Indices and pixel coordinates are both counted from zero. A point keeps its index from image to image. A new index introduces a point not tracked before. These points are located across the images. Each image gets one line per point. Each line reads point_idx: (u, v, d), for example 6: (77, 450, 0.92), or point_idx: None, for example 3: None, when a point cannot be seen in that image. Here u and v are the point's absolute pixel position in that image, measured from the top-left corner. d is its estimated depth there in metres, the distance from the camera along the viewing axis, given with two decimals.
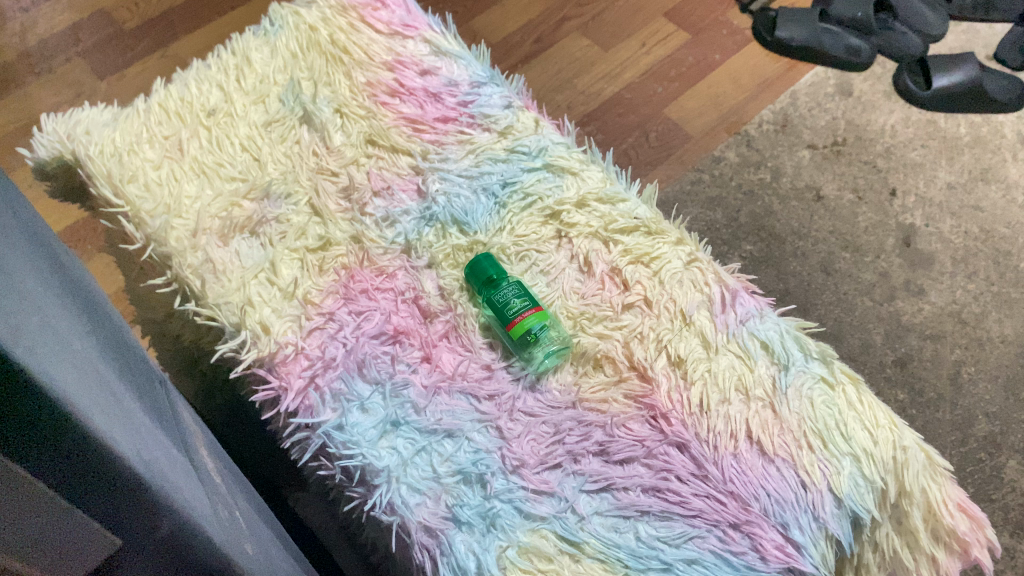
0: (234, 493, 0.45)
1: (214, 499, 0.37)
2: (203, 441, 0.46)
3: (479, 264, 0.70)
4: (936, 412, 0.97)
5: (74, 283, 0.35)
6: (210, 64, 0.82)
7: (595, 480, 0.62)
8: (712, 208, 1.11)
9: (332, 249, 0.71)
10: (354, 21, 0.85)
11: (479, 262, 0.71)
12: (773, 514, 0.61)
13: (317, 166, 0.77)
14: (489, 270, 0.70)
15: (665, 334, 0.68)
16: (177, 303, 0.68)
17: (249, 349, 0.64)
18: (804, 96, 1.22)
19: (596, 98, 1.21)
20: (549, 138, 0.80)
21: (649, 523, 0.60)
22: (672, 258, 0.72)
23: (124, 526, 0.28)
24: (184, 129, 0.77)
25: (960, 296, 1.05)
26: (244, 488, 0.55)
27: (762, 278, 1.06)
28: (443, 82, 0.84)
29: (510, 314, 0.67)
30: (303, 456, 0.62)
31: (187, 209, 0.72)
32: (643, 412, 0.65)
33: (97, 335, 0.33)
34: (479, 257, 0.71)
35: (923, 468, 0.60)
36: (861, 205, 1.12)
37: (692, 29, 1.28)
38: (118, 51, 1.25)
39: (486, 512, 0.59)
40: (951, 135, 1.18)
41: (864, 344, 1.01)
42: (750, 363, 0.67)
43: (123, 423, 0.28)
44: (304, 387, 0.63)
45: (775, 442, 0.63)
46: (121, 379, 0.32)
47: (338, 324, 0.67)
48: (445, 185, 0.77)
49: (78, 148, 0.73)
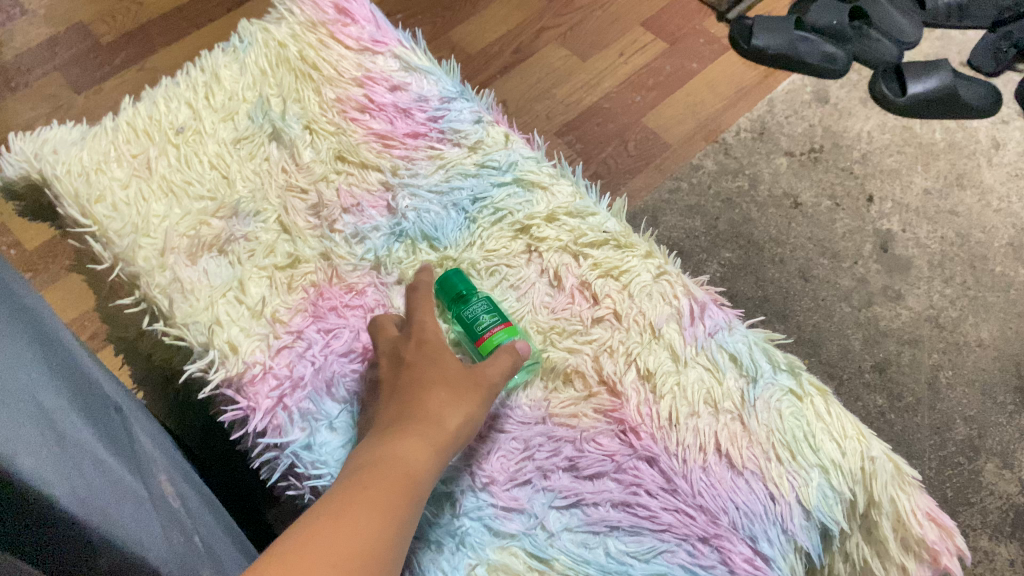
0: (199, 517, 0.45)
1: (169, 527, 0.37)
2: (167, 465, 0.46)
3: (449, 280, 0.70)
4: (914, 417, 0.97)
5: (23, 311, 0.35)
6: (178, 81, 0.81)
7: (565, 496, 0.62)
8: (691, 216, 1.12)
9: (301, 267, 0.71)
10: (323, 38, 0.85)
11: (448, 277, 0.70)
12: (742, 527, 0.61)
13: (286, 184, 0.77)
14: (458, 286, 0.70)
15: (634, 347, 0.69)
16: (145, 323, 0.68)
17: (217, 369, 0.64)
18: (781, 104, 1.22)
19: (576, 108, 1.22)
20: (518, 152, 0.80)
21: (619, 538, 0.61)
22: (641, 271, 0.72)
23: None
24: (153, 147, 0.77)
25: (936, 301, 1.05)
26: (211, 505, 0.55)
27: (740, 286, 1.06)
28: (413, 97, 0.84)
29: (479, 331, 0.66)
30: (272, 475, 0.62)
31: (156, 228, 0.71)
32: (612, 426, 0.66)
33: (44, 366, 0.33)
34: (448, 272, 0.71)
35: (891, 478, 0.61)
36: (838, 212, 1.13)
37: (669, 38, 1.29)
38: (96, 65, 1.24)
39: (455, 530, 0.59)
40: (926, 141, 1.19)
41: (842, 349, 1.02)
42: (719, 376, 0.67)
43: (54, 461, 0.28)
44: (273, 406, 0.62)
45: (744, 454, 0.63)
46: (66, 410, 0.32)
47: (307, 343, 0.66)
48: (415, 201, 0.77)
49: (44, 167, 0.72)
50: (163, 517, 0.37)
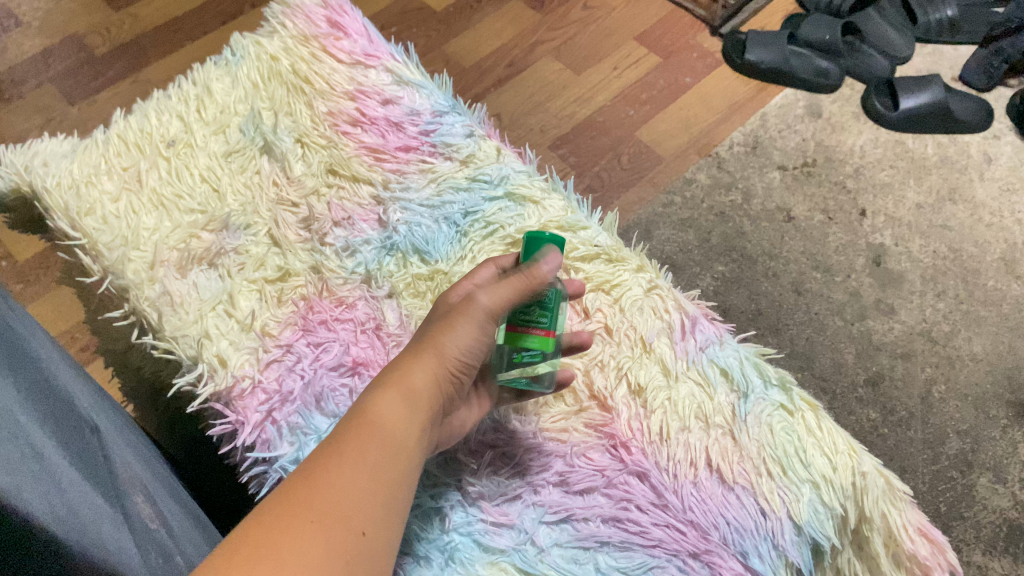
0: (181, 532, 0.45)
1: (149, 549, 0.36)
2: (148, 481, 0.45)
3: (539, 241, 0.60)
4: (907, 431, 0.97)
5: None
6: (170, 94, 0.82)
7: (555, 511, 0.61)
8: (684, 230, 1.12)
9: (291, 280, 0.71)
10: (316, 51, 0.85)
11: (540, 240, 0.60)
12: (733, 543, 0.61)
13: (278, 197, 0.76)
14: (540, 256, 0.60)
15: (624, 361, 0.69)
16: (134, 336, 0.67)
17: (206, 383, 0.63)
18: (774, 118, 1.23)
19: (569, 121, 1.22)
20: (510, 166, 0.80)
21: (610, 554, 0.60)
22: (633, 285, 0.73)
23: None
24: (144, 160, 0.77)
25: (929, 315, 1.05)
26: (192, 515, 0.54)
27: (733, 300, 1.06)
28: (404, 111, 0.84)
29: (515, 320, 0.59)
30: (260, 491, 0.61)
31: (146, 241, 0.71)
32: (603, 441, 0.65)
33: (19, 385, 0.33)
34: (544, 236, 0.60)
35: (883, 493, 0.61)
36: (831, 226, 1.13)
37: (662, 53, 1.30)
38: (89, 77, 1.24)
39: (444, 546, 0.59)
40: (918, 155, 1.19)
41: (836, 363, 1.02)
42: (709, 391, 0.68)
43: (35, 480, 0.28)
44: (261, 421, 0.62)
45: (735, 469, 0.64)
46: (40, 427, 0.32)
47: (297, 356, 0.66)
48: (406, 214, 0.77)
49: (34, 180, 0.73)
50: (142, 540, 0.36)
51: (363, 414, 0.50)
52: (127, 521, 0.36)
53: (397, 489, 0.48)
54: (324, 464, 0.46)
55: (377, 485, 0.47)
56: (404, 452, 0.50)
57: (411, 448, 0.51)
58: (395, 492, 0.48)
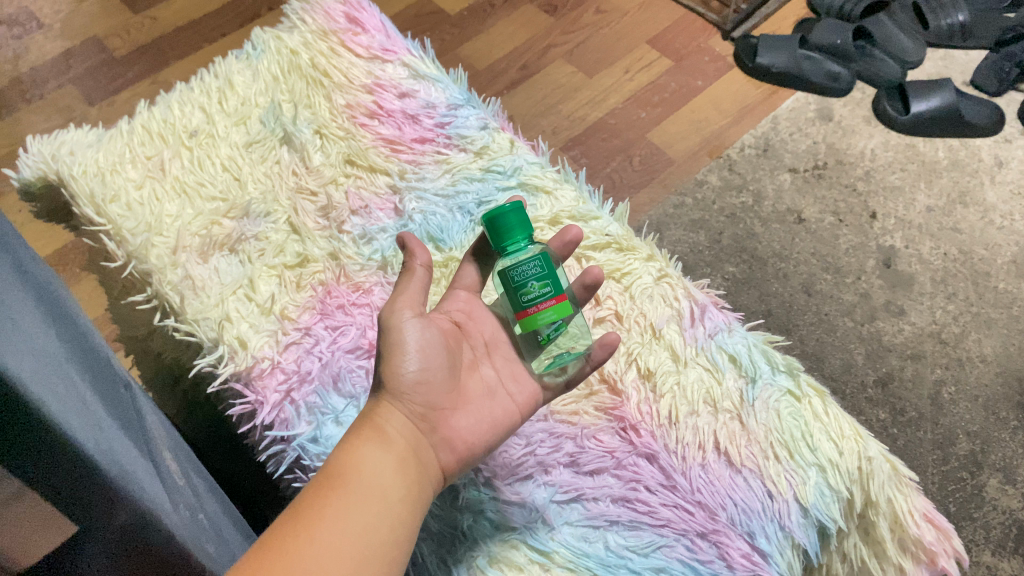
0: (196, 486, 0.48)
1: (175, 497, 0.39)
2: (169, 443, 0.48)
3: (503, 215, 0.56)
4: (917, 431, 0.97)
5: (41, 288, 0.38)
6: (192, 87, 0.84)
7: (566, 491, 0.63)
8: (695, 231, 1.13)
9: (310, 266, 0.73)
10: (335, 46, 0.88)
11: (506, 212, 0.56)
12: (740, 523, 0.62)
13: (297, 186, 0.78)
14: (514, 226, 0.56)
15: (635, 347, 0.71)
16: (156, 319, 0.69)
17: (226, 363, 0.65)
18: (785, 121, 1.24)
19: (581, 123, 1.23)
20: (523, 157, 0.82)
21: (619, 533, 0.61)
22: (643, 273, 0.75)
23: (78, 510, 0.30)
24: (167, 150, 0.79)
25: (939, 316, 1.06)
26: (213, 490, 0.55)
27: (743, 300, 1.07)
28: (421, 104, 0.86)
29: (523, 303, 0.55)
30: (278, 468, 0.62)
31: (168, 227, 0.73)
32: (613, 424, 0.67)
33: (64, 336, 0.36)
34: (506, 206, 0.56)
35: (888, 478, 0.62)
36: (841, 228, 1.14)
37: (674, 56, 1.31)
38: (109, 78, 1.27)
39: (457, 524, 0.60)
40: (929, 159, 1.20)
41: (845, 364, 1.02)
42: (718, 376, 0.69)
43: (81, 415, 0.30)
44: (280, 401, 0.63)
45: (742, 452, 0.65)
46: (81, 376, 0.35)
47: (315, 339, 0.67)
48: (422, 204, 0.79)
49: (60, 167, 0.75)
50: (169, 489, 0.39)
51: (331, 471, 0.50)
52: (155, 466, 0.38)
53: (383, 535, 0.47)
54: (299, 524, 0.45)
55: (359, 533, 0.46)
56: (385, 496, 0.49)
57: (394, 491, 0.50)
58: (384, 536, 0.47)
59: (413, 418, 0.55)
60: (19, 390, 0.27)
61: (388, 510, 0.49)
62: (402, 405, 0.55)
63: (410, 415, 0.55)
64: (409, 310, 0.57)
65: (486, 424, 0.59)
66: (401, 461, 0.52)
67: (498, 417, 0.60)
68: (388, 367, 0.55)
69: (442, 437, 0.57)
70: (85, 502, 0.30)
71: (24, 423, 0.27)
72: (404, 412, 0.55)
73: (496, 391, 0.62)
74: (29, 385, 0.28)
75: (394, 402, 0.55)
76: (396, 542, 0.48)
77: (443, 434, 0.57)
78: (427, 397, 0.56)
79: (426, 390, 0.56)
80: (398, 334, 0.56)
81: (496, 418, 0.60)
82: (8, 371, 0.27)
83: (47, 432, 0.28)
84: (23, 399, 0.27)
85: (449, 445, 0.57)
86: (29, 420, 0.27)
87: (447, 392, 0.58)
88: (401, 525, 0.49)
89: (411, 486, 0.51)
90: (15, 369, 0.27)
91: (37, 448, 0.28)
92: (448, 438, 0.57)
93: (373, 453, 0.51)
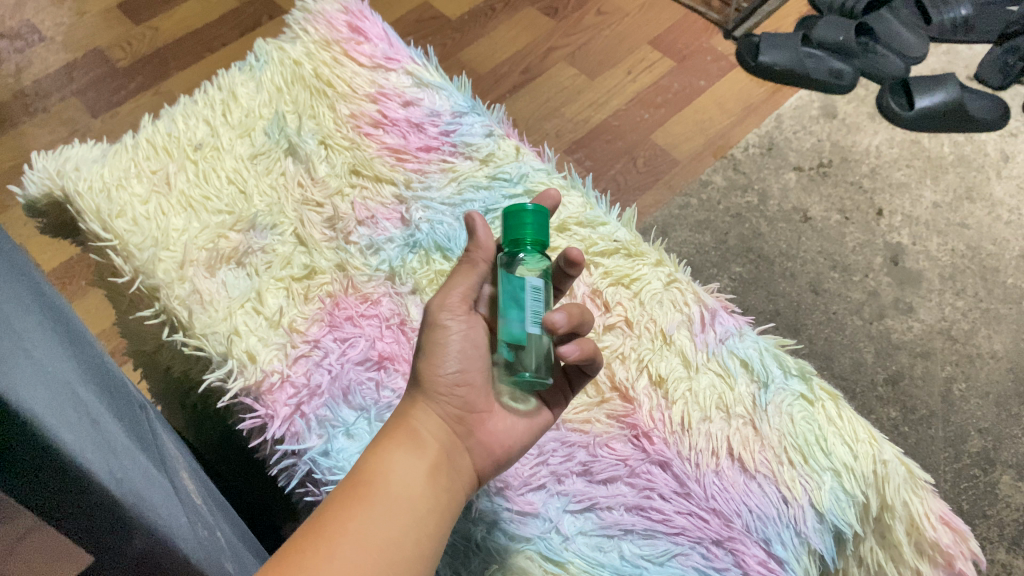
0: (213, 505, 0.48)
1: (193, 518, 0.39)
2: (185, 464, 0.47)
3: (524, 216, 0.53)
4: (928, 429, 0.97)
5: (54, 309, 0.37)
6: (196, 99, 0.84)
7: (579, 500, 0.62)
8: (701, 231, 1.12)
9: (318, 278, 0.72)
10: (337, 55, 0.88)
11: (528, 214, 0.53)
12: (755, 530, 0.62)
13: (303, 198, 0.78)
14: (531, 230, 0.53)
15: (645, 353, 0.70)
16: (165, 334, 0.69)
17: (236, 378, 0.64)
18: (789, 120, 1.23)
19: (585, 125, 1.23)
20: (529, 164, 0.82)
21: (634, 542, 0.61)
22: (652, 278, 0.75)
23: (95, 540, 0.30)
24: (172, 163, 0.79)
25: (948, 313, 1.05)
26: (225, 511, 0.54)
27: (750, 300, 1.07)
28: (425, 112, 0.86)
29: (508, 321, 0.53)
30: (290, 482, 0.62)
31: (176, 241, 0.73)
32: (625, 431, 0.67)
33: (79, 360, 0.35)
34: (529, 208, 0.53)
35: (904, 482, 0.61)
36: (848, 225, 1.13)
37: (677, 56, 1.31)
38: (112, 89, 1.27)
39: (470, 534, 0.59)
40: (935, 155, 1.19)
41: (855, 363, 1.02)
42: (730, 381, 0.69)
43: (96, 444, 0.30)
44: (290, 414, 0.63)
45: (756, 458, 0.64)
46: (98, 401, 0.34)
47: (324, 351, 0.67)
48: (428, 213, 0.78)
49: (66, 183, 0.74)
50: (187, 509, 0.39)
51: (360, 476, 0.50)
52: (172, 488, 0.38)
53: (408, 548, 0.46)
54: (324, 533, 0.44)
55: (383, 546, 0.45)
56: (413, 507, 0.48)
57: (422, 502, 0.49)
58: (409, 550, 0.46)
59: (449, 420, 0.55)
60: (34, 425, 0.27)
61: (414, 522, 0.48)
62: (439, 408, 0.55)
63: (446, 418, 0.55)
64: (457, 309, 0.56)
65: (522, 427, 0.60)
66: (432, 469, 0.52)
67: (532, 420, 0.61)
68: (429, 367, 0.55)
69: (479, 440, 0.57)
70: (102, 531, 0.30)
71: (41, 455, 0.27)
72: (439, 414, 0.55)
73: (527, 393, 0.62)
74: (43, 417, 0.27)
75: (430, 404, 0.55)
76: (421, 557, 0.47)
77: (480, 438, 0.57)
78: (465, 399, 0.56)
79: (466, 392, 0.56)
80: (443, 333, 0.55)
81: (528, 418, 0.60)
82: (24, 405, 0.27)
83: (64, 464, 0.28)
84: (39, 432, 0.27)
85: (486, 449, 0.57)
86: (46, 453, 0.27)
87: (484, 393, 0.58)
88: (427, 539, 0.48)
89: (440, 496, 0.51)
90: (30, 402, 0.27)
91: (53, 480, 0.28)
92: (485, 442, 0.57)
93: (405, 460, 0.51)
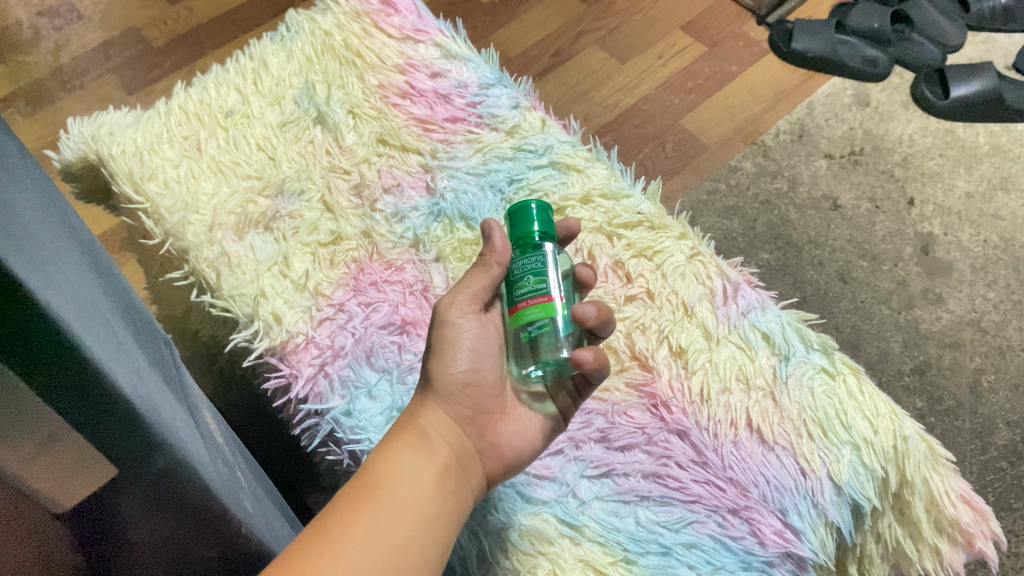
0: (236, 452, 0.50)
1: (213, 453, 0.40)
2: (210, 410, 0.49)
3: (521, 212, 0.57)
4: (956, 420, 0.96)
5: (84, 242, 0.39)
6: (229, 68, 0.85)
7: (596, 466, 0.63)
8: (728, 217, 1.12)
9: (343, 243, 0.73)
10: (367, 26, 0.89)
11: (525, 209, 0.56)
12: (772, 500, 0.62)
13: (330, 165, 0.79)
14: (529, 224, 0.56)
15: (666, 325, 0.71)
16: (193, 295, 0.70)
17: (261, 338, 0.66)
18: (821, 107, 1.22)
19: (613, 109, 1.22)
20: (555, 137, 0.83)
21: (650, 508, 0.61)
22: (675, 251, 0.75)
23: (116, 451, 0.32)
24: (203, 129, 0.80)
25: (979, 304, 1.04)
26: (251, 465, 0.56)
27: (778, 285, 1.06)
28: (453, 84, 0.87)
29: (515, 297, 0.54)
30: (313, 441, 0.63)
31: (205, 205, 0.74)
32: (643, 400, 0.67)
33: (108, 290, 0.37)
34: (528, 205, 0.56)
35: (924, 458, 0.61)
36: (878, 214, 1.12)
37: (708, 42, 1.30)
38: (147, 68, 1.29)
39: (488, 496, 0.60)
40: (970, 144, 1.18)
41: (881, 352, 1.01)
42: (751, 354, 0.68)
43: (121, 362, 0.32)
44: (314, 374, 0.64)
45: (775, 429, 0.64)
46: (126, 327, 0.36)
47: (348, 315, 0.68)
48: (453, 182, 0.79)
49: (100, 148, 0.76)
50: (208, 443, 0.40)
51: (369, 478, 0.49)
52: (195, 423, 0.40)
53: (414, 553, 0.46)
54: (327, 539, 0.44)
55: (389, 551, 0.44)
56: (420, 514, 0.48)
57: (430, 505, 0.49)
58: (415, 555, 0.46)
59: (460, 421, 0.56)
60: (55, 326, 0.29)
61: (423, 527, 0.47)
62: (447, 407, 0.55)
63: (441, 403, 0.55)
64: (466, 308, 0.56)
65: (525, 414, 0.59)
66: (440, 471, 0.51)
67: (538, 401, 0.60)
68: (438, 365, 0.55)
69: (489, 442, 0.57)
70: (121, 438, 0.32)
71: (61, 357, 0.29)
72: (450, 415, 0.55)
73: (538, 395, 0.62)
74: (70, 322, 0.29)
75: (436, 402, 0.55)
76: (427, 562, 0.46)
77: (492, 440, 0.57)
78: (475, 399, 0.57)
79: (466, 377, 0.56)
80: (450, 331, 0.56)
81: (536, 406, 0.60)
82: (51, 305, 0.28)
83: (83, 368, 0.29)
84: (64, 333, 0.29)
85: (496, 451, 0.57)
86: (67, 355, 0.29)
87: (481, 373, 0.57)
88: (434, 544, 0.47)
89: (449, 499, 0.50)
90: (55, 304, 0.29)
91: (80, 384, 0.30)
92: (496, 444, 0.57)
93: (414, 464, 0.50)
